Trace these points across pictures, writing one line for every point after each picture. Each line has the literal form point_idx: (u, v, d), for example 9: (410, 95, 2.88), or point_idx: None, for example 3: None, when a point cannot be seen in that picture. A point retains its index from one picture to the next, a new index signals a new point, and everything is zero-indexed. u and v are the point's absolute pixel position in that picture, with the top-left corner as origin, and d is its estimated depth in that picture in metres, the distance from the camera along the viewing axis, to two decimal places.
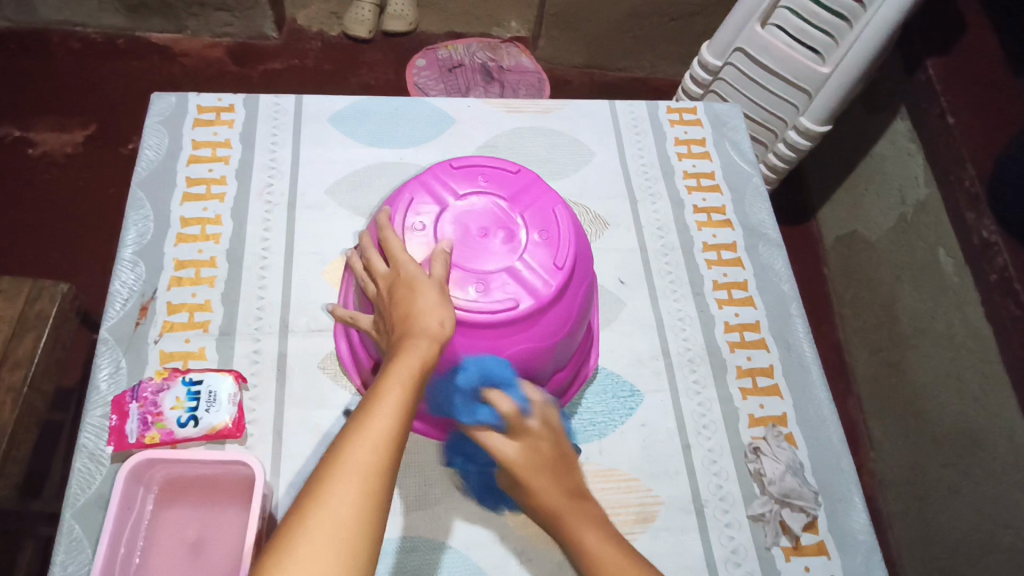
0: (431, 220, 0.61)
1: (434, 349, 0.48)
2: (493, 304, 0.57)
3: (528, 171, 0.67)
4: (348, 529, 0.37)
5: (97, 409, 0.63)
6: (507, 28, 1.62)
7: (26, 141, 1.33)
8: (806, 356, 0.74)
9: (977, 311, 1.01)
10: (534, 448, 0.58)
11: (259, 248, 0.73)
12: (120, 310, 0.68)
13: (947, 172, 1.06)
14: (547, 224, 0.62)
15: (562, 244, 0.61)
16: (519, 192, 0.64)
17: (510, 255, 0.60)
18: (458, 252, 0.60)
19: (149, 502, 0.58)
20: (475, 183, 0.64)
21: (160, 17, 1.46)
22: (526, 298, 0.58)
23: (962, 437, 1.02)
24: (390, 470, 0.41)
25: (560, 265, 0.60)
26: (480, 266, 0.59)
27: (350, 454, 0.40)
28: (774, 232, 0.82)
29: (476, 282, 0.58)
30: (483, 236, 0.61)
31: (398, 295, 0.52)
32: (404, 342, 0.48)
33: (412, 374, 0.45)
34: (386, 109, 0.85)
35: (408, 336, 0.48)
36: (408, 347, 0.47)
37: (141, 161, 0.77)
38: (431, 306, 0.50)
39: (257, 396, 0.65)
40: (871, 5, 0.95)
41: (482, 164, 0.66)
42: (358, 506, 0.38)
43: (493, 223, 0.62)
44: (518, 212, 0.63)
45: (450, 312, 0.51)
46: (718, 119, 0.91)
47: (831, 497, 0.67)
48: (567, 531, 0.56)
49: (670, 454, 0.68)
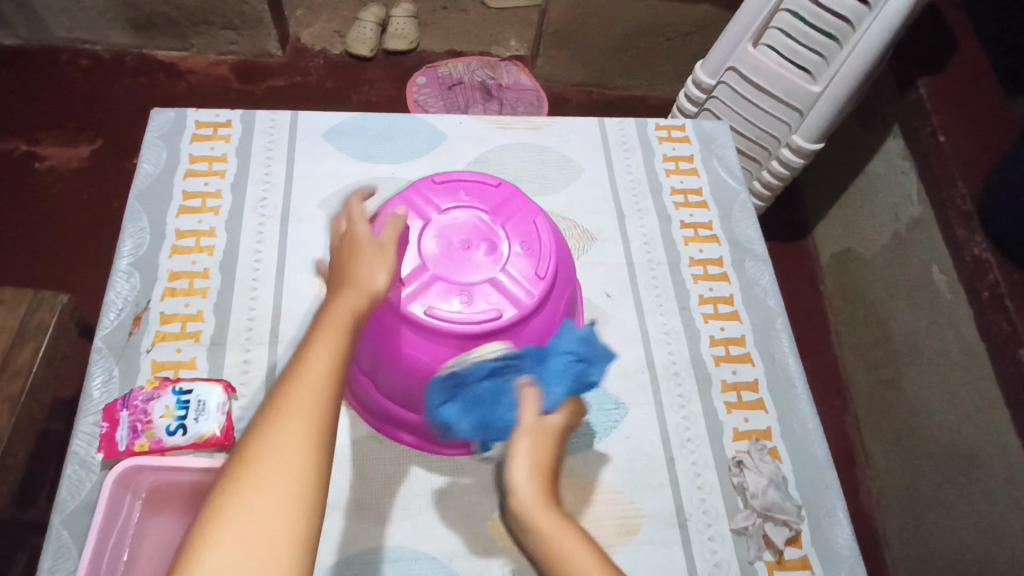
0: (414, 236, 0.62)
1: (368, 297, 0.50)
2: (476, 314, 0.58)
3: (508, 185, 0.68)
4: (297, 465, 0.39)
5: (90, 416, 0.64)
6: (507, 47, 1.65)
7: (32, 155, 1.36)
8: (791, 370, 0.75)
9: (970, 328, 1.01)
10: (543, 469, 0.51)
11: (252, 260, 0.75)
12: (114, 320, 0.69)
13: (938, 189, 1.07)
14: (528, 235, 0.64)
15: (543, 255, 0.63)
16: (500, 206, 0.66)
17: (493, 267, 0.61)
18: (441, 266, 0.61)
19: (135, 512, 0.58)
20: (457, 198, 0.65)
21: (167, 35, 1.50)
22: (509, 308, 0.59)
23: (957, 454, 1.02)
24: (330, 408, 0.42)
25: (542, 276, 0.61)
26: (463, 279, 0.60)
27: (288, 403, 0.41)
28: (760, 248, 0.84)
29: (457, 295, 0.59)
30: (465, 250, 0.62)
31: (342, 256, 0.54)
32: (339, 292, 0.50)
33: (343, 323, 0.47)
34: (378, 125, 0.87)
35: (342, 288, 0.50)
36: (343, 296, 0.49)
37: (139, 175, 0.79)
38: (369, 260, 0.53)
39: (246, 406, 0.66)
40: (861, 25, 0.97)
41: (465, 180, 0.67)
42: (303, 446, 0.40)
43: (475, 236, 0.63)
44: (499, 225, 0.64)
45: (387, 269, 0.53)
46: (706, 136, 0.93)
47: (815, 511, 0.67)
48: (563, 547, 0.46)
49: (654, 467, 0.68)
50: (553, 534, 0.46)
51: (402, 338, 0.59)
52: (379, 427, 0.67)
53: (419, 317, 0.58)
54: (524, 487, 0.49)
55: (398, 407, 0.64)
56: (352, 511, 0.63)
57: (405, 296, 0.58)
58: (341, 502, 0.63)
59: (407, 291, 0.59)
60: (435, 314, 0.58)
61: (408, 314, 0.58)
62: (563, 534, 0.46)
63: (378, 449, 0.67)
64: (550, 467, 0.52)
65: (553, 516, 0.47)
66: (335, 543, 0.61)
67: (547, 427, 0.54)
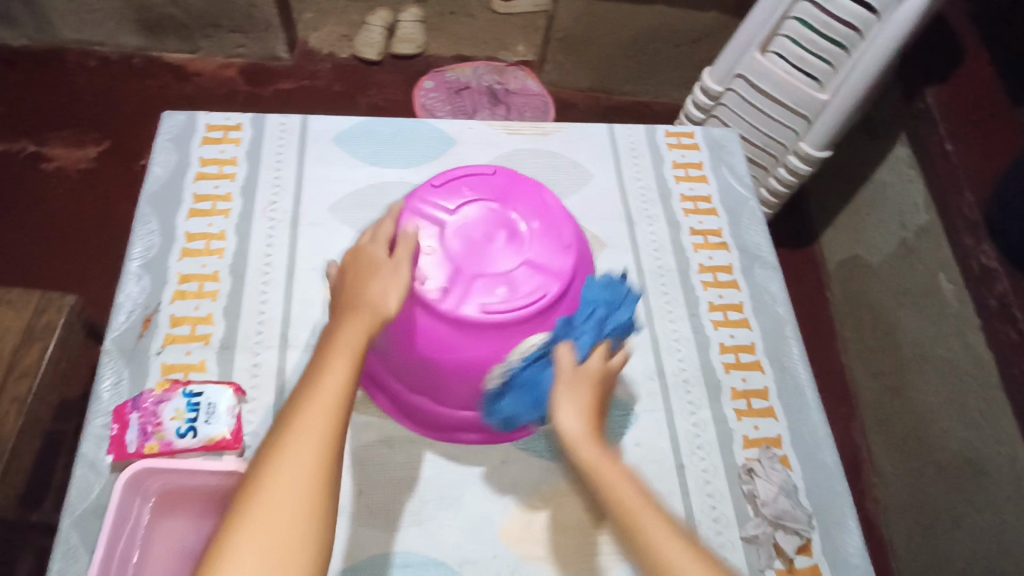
0: (435, 243, 0.62)
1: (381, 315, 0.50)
2: (526, 298, 0.59)
3: (504, 170, 0.68)
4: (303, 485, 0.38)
5: (99, 418, 0.64)
6: (514, 52, 1.66)
7: (40, 156, 1.36)
8: (801, 378, 0.75)
9: (978, 336, 1.01)
10: (591, 408, 0.51)
11: (262, 263, 0.75)
12: (124, 322, 0.69)
13: (946, 198, 1.07)
14: (541, 211, 0.64)
15: (563, 225, 0.64)
16: (505, 192, 0.66)
17: (523, 249, 0.62)
18: (470, 263, 0.61)
19: (140, 527, 0.58)
20: (462, 196, 0.64)
21: (175, 37, 1.51)
22: (553, 284, 0.60)
23: (965, 463, 1.02)
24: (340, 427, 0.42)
25: (568, 244, 0.62)
26: (499, 270, 0.60)
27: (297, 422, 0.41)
28: (770, 255, 0.84)
29: (500, 287, 0.60)
30: (488, 242, 0.62)
31: (353, 279, 0.53)
32: (352, 308, 0.50)
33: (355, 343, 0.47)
34: (389, 130, 0.87)
35: (354, 307, 0.50)
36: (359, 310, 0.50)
37: (150, 177, 0.79)
38: (382, 278, 0.52)
39: (256, 409, 0.66)
40: (869, 33, 0.97)
41: (463, 176, 0.66)
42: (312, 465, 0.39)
43: (492, 227, 0.63)
44: (511, 209, 0.64)
45: (399, 288, 0.52)
46: (715, 143, 0.93)
47: (826, 520, 0.67)
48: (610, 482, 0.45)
49: (664, 475, 0.68)
50: (604, 468, 0.46)
51: (459, 344, 0.59)
52: (435, 435, 0.67)
53: (475, 317, 0.58)
54: (570, 428, 0.49)
55: (454, 410, 0.65)
56: (361, 516, 0.63)
57: (451, 302, 0.58)
58: (350, 506, 0.63)
59: (452, 296, 0.59)
60: (489, 310, 0.58)
61: (463, 316, 0.58)
62: (611, 469, 0.46)
63: (388, 453, 0.66)
64: (596, 408, 0.51)
65: (602, 454, 0.47)
66: (342, 547, 0.61)
67: (590, 372, 0.53)
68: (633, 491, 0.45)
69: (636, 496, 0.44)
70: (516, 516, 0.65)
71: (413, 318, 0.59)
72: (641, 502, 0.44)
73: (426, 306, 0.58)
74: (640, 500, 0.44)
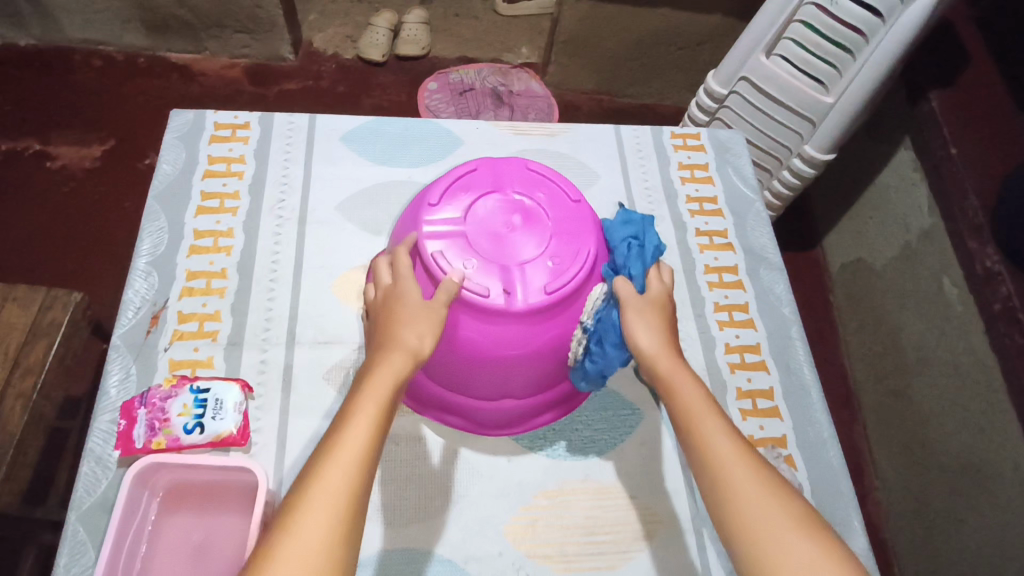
0: (463, 256, 0.59)
1: (411, 360, 0.51)
2: (578, 264, 0.59)
3: (483, 162, 0.66)
4: (318, 556, 0.40)
5: (107, 413, 0.64)
6: (518, 54, 1.66)
7: (45, 154, 1.36)
8: (806, 379, 0.75)
9: (981, 340, 1.01)
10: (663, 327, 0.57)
11: (269, 261, 0.75)
12: (132, 318, 0.70)
13: (950, 201, 1.07)
14: (537, 184, 0.65)
15: (563, 189, 0.65)
16: (498, 180, 0.64)
17: (545, 222, 0.62)
18: (507, 256, 0.59)
19: (148, 522, 0.58)
20: (463, 201, 0.62)
21: (180, 37, 1.51)
22: (591, 242, 0.61)
23: (968, 466, 1.02)
24: (359, 495, 0.43)
25: (575, 201, 0.64)
26: (537, 251, 0.60)
27: (315, 487, 0.42)
28: (775, 256, 0.84)
29: (549, 267, 0.59)
30: (509, 229, 0.61)
31: (391, 325, 0.53)
32: (382, 353, 0.51)
33: (382, 398, 0.48)
34: (395, 129, 0.87)
35: (388, 349, 0.51)
36: (387, 359, 0.50)
37: (158, 175, 0.79)
38: (415, 318, 0.53)
39: (263, 405, 0.66)
40: (874, 37, 0.97)
41: (448, 180, 0.63)
42: (327, 534, 0.41)
43: (505, 216, 0.61)
44: (511, 193, 0.63)
45: (432, 327, 0.53)
46: (721, 145, 0.93)
47: (831, 520, 0.67)
48: (678, 388, 0.53)
49: (670, 474, 0.68)
50: (677, 376, 0.53)
51: (533, 333, 0.59)
52: (517, 429, 0.69)
53: (546, 301, 0.58)
54: (643, 339, 0.56)
55: (530, 398, 0.67)
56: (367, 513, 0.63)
57: (517, 297, 0.58)
58: None
59: (515, 294, 0.58)
60: (554, 290, 0.58)
61: (534, 307, 0.57)
62: (680, 377, 0.53)
63: (394, 450, 0.66)
64: (666, 325, 0.58)
65: (673, 361, 0.54)
66: None
67: (657, 295, 0.59)
68: (700, 397, 0.52)
69: (701, 404, 0.51)
70: (522, 514, 0.65)
71: (483, 327, 0.58)
72: (705, 410, 0.51)
73: (497, 310, 0.57)
74: (703, 406, 0.51)
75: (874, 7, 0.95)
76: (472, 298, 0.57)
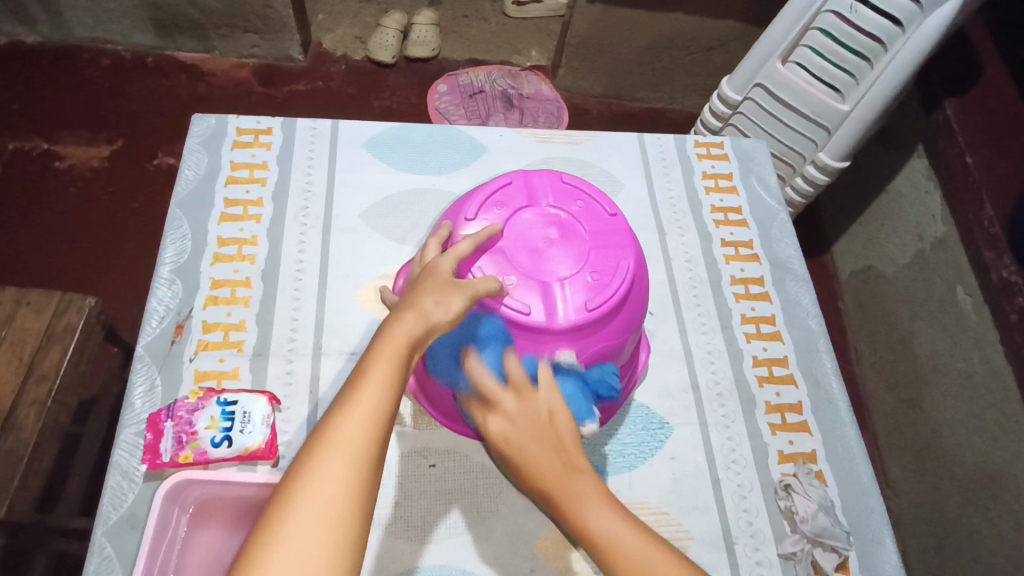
0: (501, 267, 0.58)
1: (423, 326, 0.45)
2: (616, 278, 0.59)
3: (517, 173, 0.65)
4: (336, 504, 0.36)
5: (131, 426, 0.63)
6: (527, 57, 1.66)
7: (52, 154, 1.35)
8: (834, 393, 0.75)
9: (997, 350, 1.01)
10: (517, 419, 0.49)
11: (294, 269, 0.74)
12: (155, 328, 0.68)
13: (965, 211, 1.07)
14: (574, 196, 0.64)
15: (599, 201, 0.64)
16: (534, 192, 0.64)
17: (582, 233, 0.61)
18: (545, 270, 0.59)
19: (174, 555, 0.56)
20: (498, 214, 0.61)
21: (189, 37, 1.50)
22: (627, 255, 0.61)
23: (982, 476, 1.01)
24: (380, 447, 0.39)
25: (611, 213, 0.64)
26: (574, 266, 0.59)
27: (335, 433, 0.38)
28: (800, 267, 0.83)
29: (587, 282, 0.59)
30: (546, 243, 0.60)
31: (411, 290, 0.48)
32: (395, 313, 0.45)
33: (399, 348, 0.43)
34: (417, 136, 0.86)
35: (400, 310, 0.45)
36: (397, 321, 0.44)
37: (181, 181, 0.78)
38: (439, 289, 0.47)
39: (289, 418, 0.65)
40: (893, 46, 0.97)
41: (485, 193, 0.63)
42: (347, 487, 0.36)
43: (543, 228, 0.61)
44: (548, 205, 0.63)
45: (457, 301, 0.47)
46: (744, 154, 0.92)
47: (861, 537, 0.66)
48: (567, 505, 0.46)
49: (700, 489, 0.67)
50: (558, 497, 0.46)
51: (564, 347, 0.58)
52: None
53: (585, 317, 0.57)
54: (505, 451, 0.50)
55: None
56: (394, 527, 0.62)
57: (558, 313, 0.57)
58: (383, 518, 0.62)
59: (551, 308, 0.57)
60: (593, 305, 0.57)
61: (571, 323, 0.57)
62: (562, 495, 0.46)
63: (422, 464, 0.66)
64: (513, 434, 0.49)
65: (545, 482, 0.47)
66: (378, 559, 0.60)
67: (514, 401, 0.49)
68: (639, 538, 0.43)
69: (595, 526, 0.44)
70: (552, 531, 0.64)
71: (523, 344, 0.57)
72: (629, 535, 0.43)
73: (538, 327, 0.56)
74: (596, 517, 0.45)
75: (894, 16, 0.95)
76: (513, 313, 0.56)
